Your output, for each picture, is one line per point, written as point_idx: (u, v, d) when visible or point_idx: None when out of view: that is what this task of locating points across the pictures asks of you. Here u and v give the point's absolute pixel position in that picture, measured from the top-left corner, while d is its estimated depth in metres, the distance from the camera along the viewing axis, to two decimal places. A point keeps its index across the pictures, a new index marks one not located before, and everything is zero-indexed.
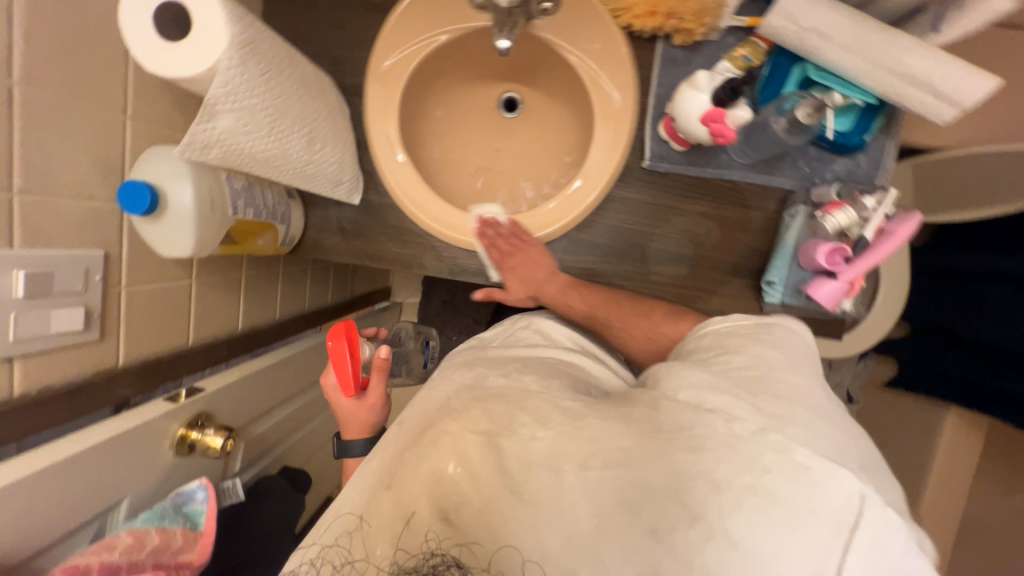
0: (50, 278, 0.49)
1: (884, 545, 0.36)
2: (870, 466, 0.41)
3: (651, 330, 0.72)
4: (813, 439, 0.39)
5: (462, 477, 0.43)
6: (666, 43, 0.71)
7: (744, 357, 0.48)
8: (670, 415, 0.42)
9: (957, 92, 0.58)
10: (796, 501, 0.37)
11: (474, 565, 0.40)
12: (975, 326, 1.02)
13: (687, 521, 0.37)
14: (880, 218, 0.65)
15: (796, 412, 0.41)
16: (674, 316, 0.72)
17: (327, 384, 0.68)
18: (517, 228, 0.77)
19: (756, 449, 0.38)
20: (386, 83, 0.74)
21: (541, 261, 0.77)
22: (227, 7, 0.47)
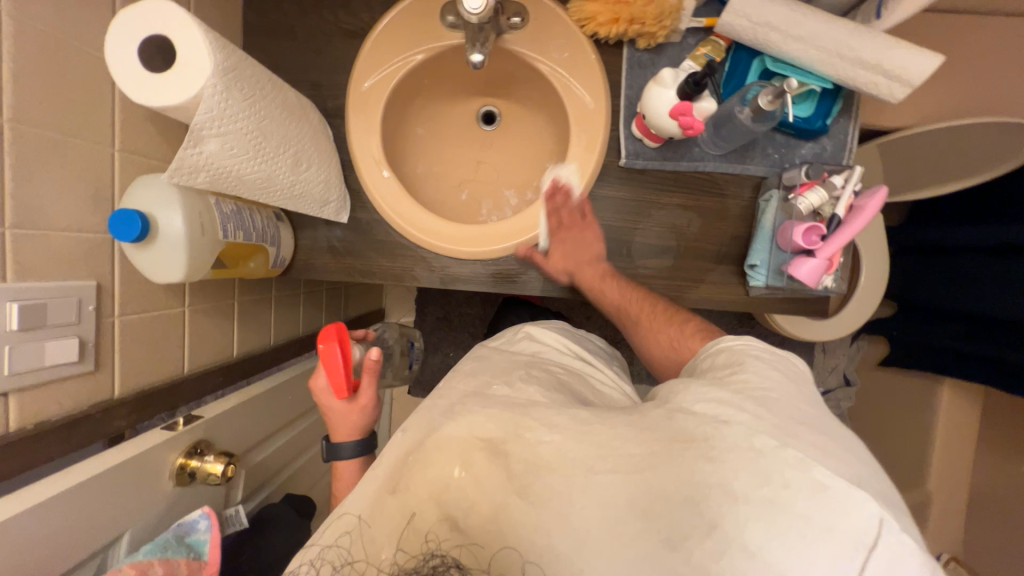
0: (45, 309, 0.49)
1: (903, 572, 0.36)
2: (888, 496, 0.41)
3: (671, 342, 0.67)
4: (831, 463, 0.39)
5: (467, 482, 0.43)
6: (631, 47, 0.75)
7: (758, 375, 0.49)
8: (686, 425, 0.42)
9: (904, 72, 0.62)
10: (814, 517, 0.37)
11: (474, 566, 0.41)
12: (956, 297, 1.05)
13: (705, 531, 0.37)
14: (849, 195, 0.68)
15: (813, 438, 0.42)
16: (701, 332, 0.65)
17: (316, 387, 0.68)
18: (584, 202, 0.77)
19: (777, 464, 0.39)
20: (367, 104, 0.77)
21: (592, 242, 0.77)
22: (209, 37, 0.49)
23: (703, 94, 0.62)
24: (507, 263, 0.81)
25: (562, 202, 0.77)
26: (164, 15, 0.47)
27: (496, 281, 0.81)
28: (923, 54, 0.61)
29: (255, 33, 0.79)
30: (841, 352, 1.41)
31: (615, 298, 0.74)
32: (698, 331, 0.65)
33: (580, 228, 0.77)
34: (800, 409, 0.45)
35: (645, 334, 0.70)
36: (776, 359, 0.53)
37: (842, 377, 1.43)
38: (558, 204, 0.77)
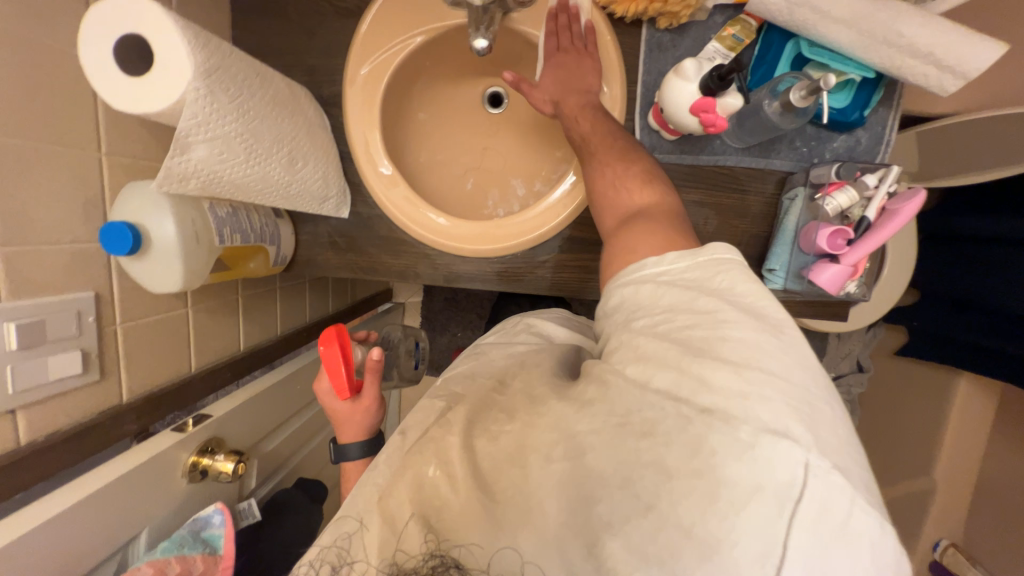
0: (42, 326, 0.49)
1: (832, 509, 0.33)
2: (825, 418, 0.36)
3: (614, 181, 0.59)
4: (761, 413, 0.35)
5: (441, 480, 0.42)
6: (651, 27, 0.68)
7: (681, 297, 0.41)
8: (620, 397, 0.39)
9: (958, 62, 0.55)
10: (740, 480, 0.34)
11: (474, 565, 0.38)
12: (984, 292, 1.01)
13: (641, 512, 0.36)
14: (883, 196, 0.62)
15: (741, 380, 0.36)
16: (645, 177, 0.57)
17: (322, 390, 0.69)
18: (589, 31, 0.67)
19: (703, 430, 0.36)
20: (365, 91, 0.72)
21: (586, 73, 0.67)
22: (188, 36, 0.45)
23: (728, 89, 0.57)
24: (513, 261, 0.79)
25: (566, 24, 0.67)
26: (140, 12, 0.43)
27: (500, 279, 0.80)
28: (983, 43, 0.54)
29: (246, 13, 0.73)
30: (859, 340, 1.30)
31: (584, 128, 0.64)
32: (645, 178, 0.57)
33: (577, 55, 0.67)
34: (732, 339, 0.37)
35: (595, 171, 0.61)
36: (699, 256, 0.43)
37: (856, 363, 1.33)
38: (560, 25, 0.67)
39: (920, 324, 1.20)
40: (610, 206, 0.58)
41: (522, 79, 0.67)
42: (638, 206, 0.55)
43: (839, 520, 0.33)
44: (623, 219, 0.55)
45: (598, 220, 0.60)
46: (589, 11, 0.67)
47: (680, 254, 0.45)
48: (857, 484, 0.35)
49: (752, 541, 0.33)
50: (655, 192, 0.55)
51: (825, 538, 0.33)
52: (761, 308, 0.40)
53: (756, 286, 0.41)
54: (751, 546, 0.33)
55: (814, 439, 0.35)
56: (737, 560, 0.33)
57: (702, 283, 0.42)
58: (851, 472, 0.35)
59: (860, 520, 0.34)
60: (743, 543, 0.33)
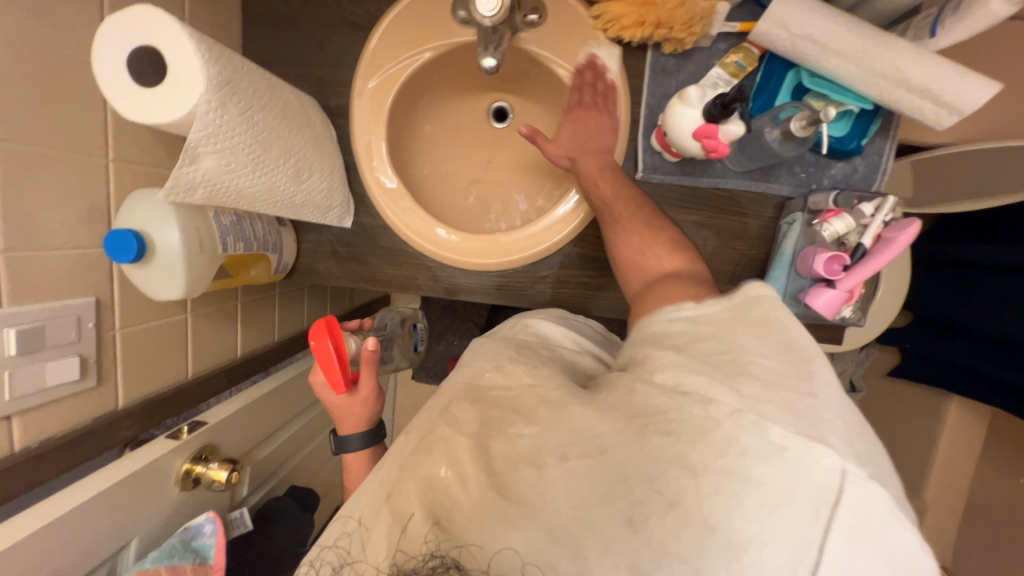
0: (42, 332, 0.48)
1: (870, 519, 0.33)
2: (856, 431, 0.36)
3: (641, 245, 0.60)
4: (796, 421, 0.35)
5: (452, 480, 0.41)
6: (656, 51, 0.70)
7: (714, 331, 0.41)
8: (646, 398, 0.38)
9: (954, 98, 0.57)
10: (773, 482, 0.33)
11: (474, 566, 0.38)
12: (974, 318, 1.02)
13: (664, 509, 0.35)
14: (878, 224, 0.64)
15: (774, 394, 0.36)
16: (673, 244, 0.59)
17: (316, 382, 0.67)
18: (611, 89, 0.71)
19: (732, 432, 0.35)
20: (373, 104, 0.73)
21: (605, 132, 0.70)
22: (203, 49, 0.46)
23: (731, 117, 0.58)
24: (513, 275, 0.79)
25: (589, 82, 0.70)
26: (155, 26, 0.44)
27: (499, 291, 0.80)
28: (978, 80, 0.56)
29: (256, 22, 0.74)
30: (852, 359, 1.29)
31: (604, 190, 0.66)
32: (672, 245, 0.59)
33: (596, 112, 0.70)
34: (764, 362, 0.37)
35: (620, 233, 0.63)
36: (734, 299, 0.43)
37: (849, 383, 1.34)
38: (584, 81, 0.70)
39: (912, 346, 1.22)
40: (636, 268, 0.60)
41: (539, 133, 0.70)
42: (661, 269, 0.56)
43: (875, 529, 0.33)
44: (649, 281, 0.56)
45: (623, 281, 0.62)
46: (615, 73, 0.70)
47: (715, 300, 0.44)
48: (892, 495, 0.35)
49: (783, 546, 0.32)
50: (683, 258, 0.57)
51: (860, 545, 0.33)
52: (793, 340, 0.39)
53: (788, 315, 0.41)
54: (783, 549, 0.32)
55: (849, 449, 0.34)
56: (766, 562, 0.32)
57: (736, 319, 0.41)
58: (883, 481, 0.35)
59: (896, 531, 0.34)
60: (774, 546, 0.32)
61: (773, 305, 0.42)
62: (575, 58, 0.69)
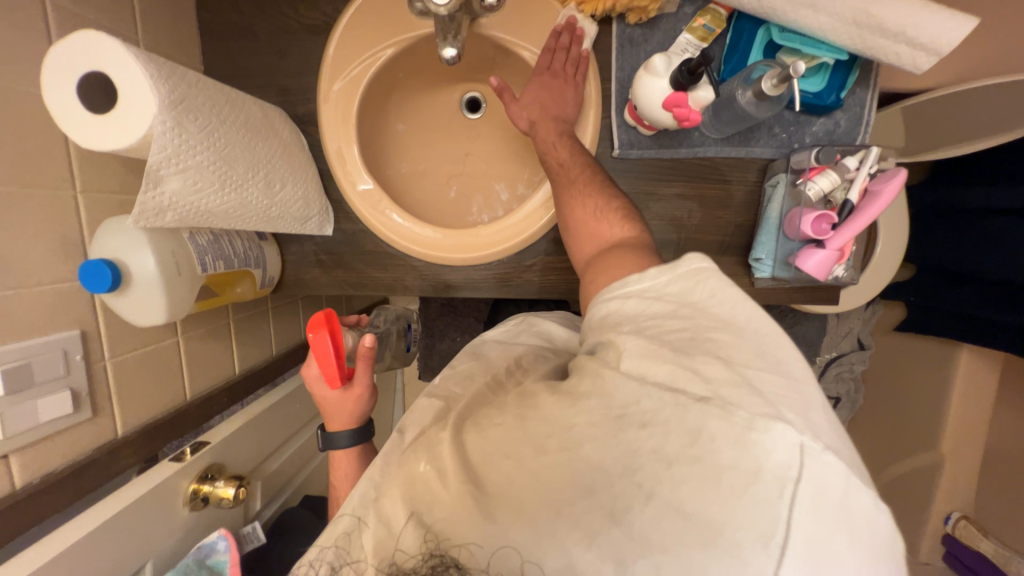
0: (27, 370, 0.49)
1: (831, 490, 0.32)
2: (814, 406, 0.36)
3: (594, 211, 0.60)
4: (754, 400, 0.34)
5: (432, 475, 0.42)
6: (621, 23, 0.68)
7: (665, 309, 0.42)
8: (619, 389, 0.39)
9: (929, 38, 0.55)
10: (741, 464, 0.33)
11: (474, 566, 0.36)
12: (979, 263, 1.00)
13: (642, 501, 0.34)
14: (864, 178, 0.63)
15: (732, 372, 0.36)
16: (624, 213, 0.60)
17: (310, 375, 0.67)
18: (584, 58, 0.67)
19: (700, 418, 0.35)
20: (338, 108, 0.72)
21: (568, 101, 0.68)
22: (150, 71, 0.45)
23: (699, 83, 0.57)
24: (502, 267, 0.79)
25: (565, 45, 0.67)
26: (100, 52, 0.43)
27: (494, 284, 0.80)
28: (953, 18, 0.54)
29: (215, 36, 0.73)
30: (858, 318, 1.31)
31: (561, 156, 0.65)
32: (624, 215, 0.60)
33: (564, 79, 0.67)
34: (722, 340, 0.38)
35: (574, 203, 0.62)
36: (678, 268, 0.44)
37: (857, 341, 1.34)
38: (560, 44, 0.67)
39: (917, 299, 1.19)
40: (587, 238, 0.60)
41: (506, 88, 0.68)
42: (613, 237, 0.57)
43: (838, 501, 0.32)
44: (602, 249, 0.57)
45: (574, 248, 0.62)
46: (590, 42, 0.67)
47: (659, 269, 0.45)
48: (851, 466, 0.34)
49: (754, 524, 0.32)
50: (633, 225, 0.57)
51: (827, 517, 0.32)
52: (750, 330, 0.39)
53: (732, 289, 0.41)
54: (753, 527, 0.32)
55: (806, 424, 0.34)
56: (741, 545, 0.31)
57: (685, 296, 0.42)
58: (842, 453, 0.34)
59: (857, 500, 0.33)
60: (745, 526, 0.32)
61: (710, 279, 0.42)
62: (555, 20, 0.66)
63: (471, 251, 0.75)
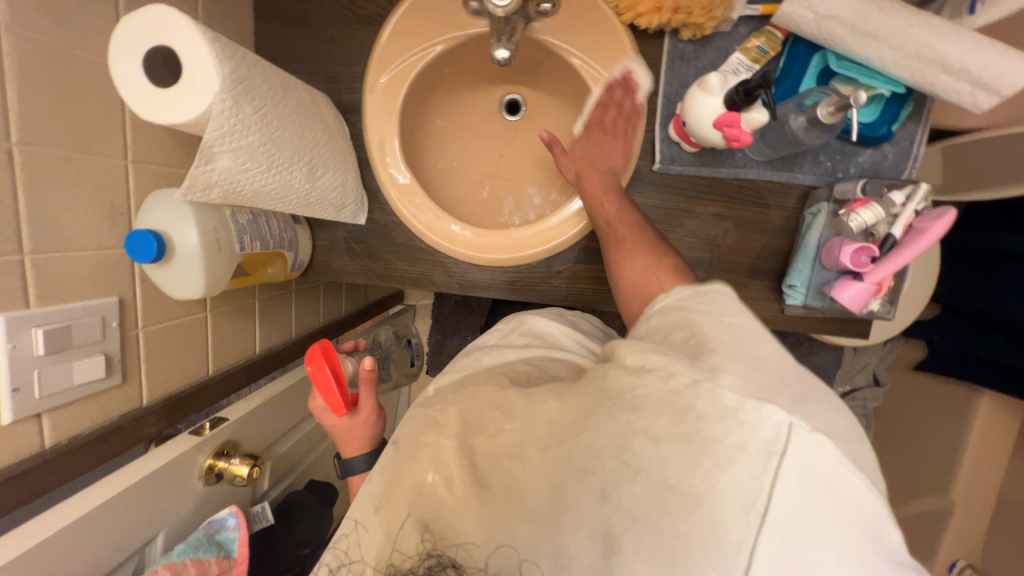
0: (67, 332, 0.49)
1: (817, 469, 0.32)
2: (801, 390, 0.37)
3: (642, 267, 0.59)
4: (747, 382, 0.35)
5: (438, 484, 0.44)
6: (673, 38, 0.68)
7: (678, 319, 0.44)
8: (615, 380, 0.39)
9: (995, 77, 0.54)
10: (727, 440, 0.33)
11: (471, 565, 0.40)
12: (1009, 308, 0.98)
13: (629, 478, 0.35)
14: (910, 214, 0.61)
15: (730, 364, 0.36)
16: (675, 269, 0.57)
17: (316, 407, 0.68)
18: (636, 112, 0.69)
19: (690, 400, 0.35)
20: (384, 99, 0.72)
21: (616, 156, 0.69)
22: (216, 48, 0.46)
23: (754, 104, 0.57)
24: (529, 270, 0.78)
25: (619, 99, 0.68)
26: (170, 24, 0.44)
27: (519, 287, 0.79)
28: (1020, 60, 0.53)
29: (269, 18, 0.74)
30: (874, 353, 1.29)
31: (609, 210, 0.65)
32: (674, 269, 0.57)
33: (614, 134, 0.69)
34: (718, 338, 0.39)
35: (621, 256, 0.61)
36: (698, 291, 0.46)
37: (872, 376, 1.32)
38: (612, 98, 0.68)
39: (940, 339, 1.17)
40: (636, 292, 0.58)
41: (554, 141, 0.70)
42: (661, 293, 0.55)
43: (822, 475, 0.32)
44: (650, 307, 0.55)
45: (622, 303, 0.60)
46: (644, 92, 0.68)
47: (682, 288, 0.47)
48: (840, 446, 0.34)
49: (734, 496, 0.32)
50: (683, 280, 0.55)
51: (812, 492, 0.32)
52: (744, 323, 0.41)
53: (737, 305, 0.43)
54: (734, 498, 0.32)
55: (796, 407, 0.34)
56: (721, 514, 0.32)
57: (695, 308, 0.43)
58: (833, 436, 0.35)
59: (846, 478, 0.33)
60: (727, 496, 0.32)
61: (724, 299, 0.44)
62: (610, 70, 0.67)
63: (499, 254, 0.75)
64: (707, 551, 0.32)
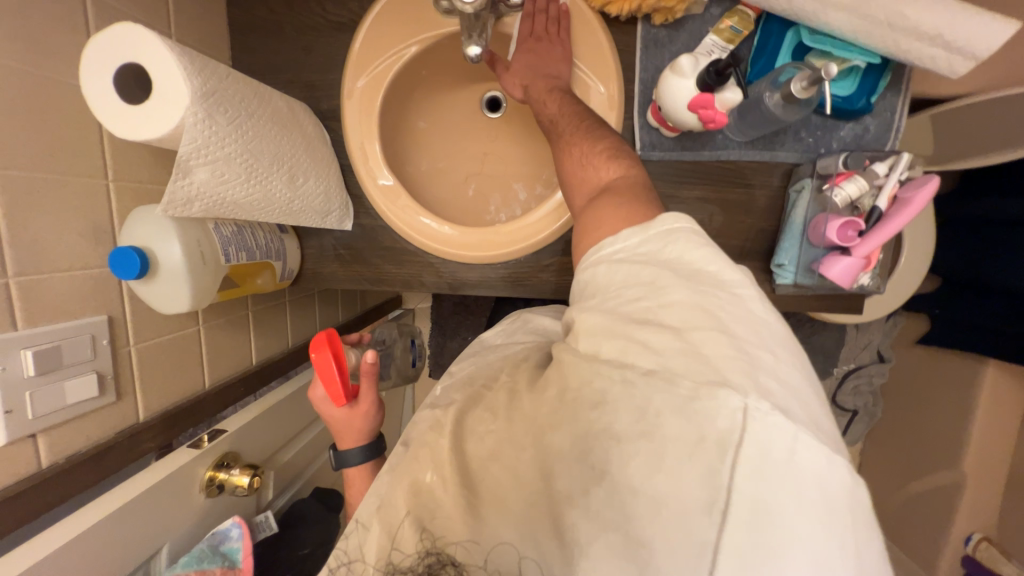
0: (57, 352, 0.50)
1: (774, 455, 0.31)
2: (760, 360, 0.34)
3: (580, 158, 0.57)
4: (701, 368, 0.33)
5: (437, 483, 0.44)
6: (646, 23, 0.67)
7: (631, 272, 0.40)
8: (572, 369, 0.39)
9: (969, 41, 0.53)
10: (682, 434, 0.32)
11: (471, 563, 0.40)
12: (1007, 275, 0.97)
13: (595, 481, 0.35)
14: (894, 184, 0.61)
15: (681, 342, 0.34)
16: (611, 152, 0.55)
17: (316, 397, 0.68)
18: (564, 14, 0.67)
19: (646, 393, 0.34)
20: (362, 103, 0.72)
21: (556, 59, 0.66)
22: (184, 62, 0.46)
23: (726, 84, 0.57)
24: (518, 266, 0.79)
25: (543, 7, 0.67)
26: (135, 41, 0.44)
27: (508, 284, 0.79)
28: (993, 22, 0.52)
29: (244, 30, 0.74)
30: (877, 330, 1.29)
31: (552, 111, 0.63)
32: (613, 153, 0.55)
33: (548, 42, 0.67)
34: (672, 300, 0.36)
35: (563, 150, 0.60)
36: (651, 229, 0.42)
37: (876, 353, 1.32)
38: (537, 8, 0.67)
39: (942, 311, 1.16)
40: (578, 183, 0.57)
41: (496, 59, 0.68)
42: (603, 179, 0.53)
43: (782, 460, 0.31)
44: (591, 194, 0.53)
45: (569, 200, 0.58)
46: None
47: (634, 229, 0.43)
48: (802, 422, 0.32)
49: (695, 492, 0.31)
50: (619, 163, 0.54)
51: (771, 480, 0.31)
52: (700, 273, 0.38)
53: (708, 250, 0.39)
54: (696, 495, 0.31)
55: (754, 385, 0.32)
56: (686, 512, 0.31)
57: (653, 256, 0.40)
58: (795, 414, 0.32)
59: (806, 458, 0.31)
60: (689, 493, 0.32)
61: (686, 244, 0.40)
62: None
63: (482, 254, 0.75)
64: (674, 554, 0.31)
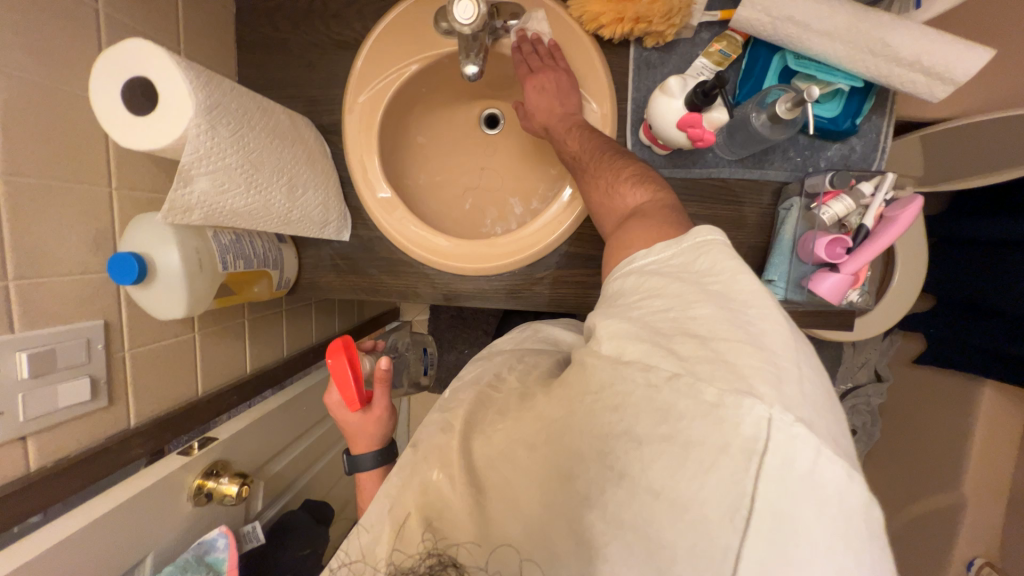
0: (52, 355, 0.51)
1: (798, 467, 0.30)
2: (790, 370, 0.33)
3: (606, 187, 0.59)
4: (725, 375, 0.33)
5: (444, 482, 0.45)
6: (638, 46, 0.70)
7: (658, 283, 0.41)
8: (594, 372, 0.39)
9: (948, 69, 0.55)
10: (705, 441, 0.32)
11: (470, 565, 0.42)
12: (1000, 296, 0.97)
13: (614, 483, 0.36)
14: (879, 204, 0.62)
15: (707, 350, 0.34)
16: (637, 177, 0.57)
17: (332, 401, 0.68)
18: (554, 48, 0.70)
19: (670, 398, 0.34)
20: (362, 118, 0.74)
21: (566, 94, 0.69)
22: (189, 77, 0.48)
23: (714, 105, 0.58)
24: (513, 278, 0.79)
25: (530, 51, 0.70)
26: (142, 56, 0.46)
27: (505, 295, 0.80)
28: (970, 50, 0.54)
29: (251, 48, 0.77)
30: (873, 348, 1.30)
31: (573, 148, 0.66)
32: (638, 178, 0.57)
33: (549, 75, 0.68)
34: (695, 311, 0.37)
35: (588, 180, 0.63)
36: (685, 241, 0.43)
37: (872, 372, 1.32)
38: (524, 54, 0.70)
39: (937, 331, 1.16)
40: (607, 212, 0.59)
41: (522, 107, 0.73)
42: (631, 205, 0.55)
43: (805, 472, 0.30)
44: (619, 221, 0.56)
45: (600, 226, 0.61)
46: (548, 32, 0.70)
47: (667, 243, 0.45)
48: (825, 435, 0.31)
49: (719, 496, 0.31)
50: (644, 188, 0.55)
51: (795, 490, 0.30)
52: (728, 288, 0.38)
53: (739, 263, 0.39)
54: (719, 502, 0.31)
55: (779, 396, 0.31)
56: (708, 519, 0.31)
57: (686, 267, 0.41)
58: (818, 425, 0.32)
59: (829, 472, 0.30)
60: (712, 500, 0.31)
61: (713, 256, 0.41)
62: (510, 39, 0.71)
63: (479, 262, 0.76)
64: (696, 560, 0.32)
